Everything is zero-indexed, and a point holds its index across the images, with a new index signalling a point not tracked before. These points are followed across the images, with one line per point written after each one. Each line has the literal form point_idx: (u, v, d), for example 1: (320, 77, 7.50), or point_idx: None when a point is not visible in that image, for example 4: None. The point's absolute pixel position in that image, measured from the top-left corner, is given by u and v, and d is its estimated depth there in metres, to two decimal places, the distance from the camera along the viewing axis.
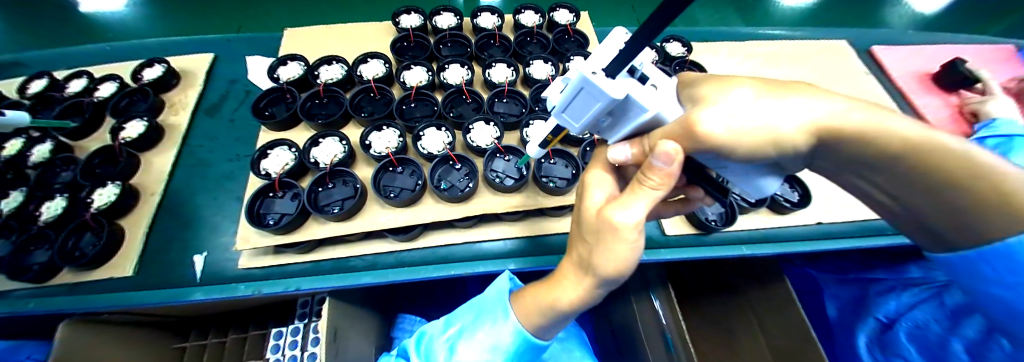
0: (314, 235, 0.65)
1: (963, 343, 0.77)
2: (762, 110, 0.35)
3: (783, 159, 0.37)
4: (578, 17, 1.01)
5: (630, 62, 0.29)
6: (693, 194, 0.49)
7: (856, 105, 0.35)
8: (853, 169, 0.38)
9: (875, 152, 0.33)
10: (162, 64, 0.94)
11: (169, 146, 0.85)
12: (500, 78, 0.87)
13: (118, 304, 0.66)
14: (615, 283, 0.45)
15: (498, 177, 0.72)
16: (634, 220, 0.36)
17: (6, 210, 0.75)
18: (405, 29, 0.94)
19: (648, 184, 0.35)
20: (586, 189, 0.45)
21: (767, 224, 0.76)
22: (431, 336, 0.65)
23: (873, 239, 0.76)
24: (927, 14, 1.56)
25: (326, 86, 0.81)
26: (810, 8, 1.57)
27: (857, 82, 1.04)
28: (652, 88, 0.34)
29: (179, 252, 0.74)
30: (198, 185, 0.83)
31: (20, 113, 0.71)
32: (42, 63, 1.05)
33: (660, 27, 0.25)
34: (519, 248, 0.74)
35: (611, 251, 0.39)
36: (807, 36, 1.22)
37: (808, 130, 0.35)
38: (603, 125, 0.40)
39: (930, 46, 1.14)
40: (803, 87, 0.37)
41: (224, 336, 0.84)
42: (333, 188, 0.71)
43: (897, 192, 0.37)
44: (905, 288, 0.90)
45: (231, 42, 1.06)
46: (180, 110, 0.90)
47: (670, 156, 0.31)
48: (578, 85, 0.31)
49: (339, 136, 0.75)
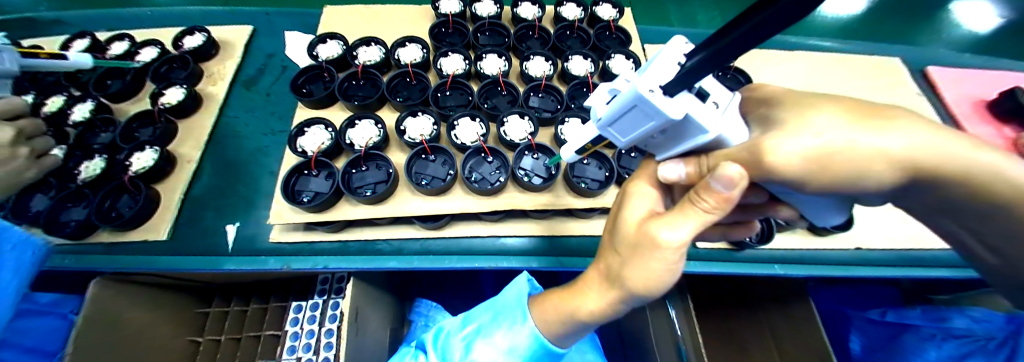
0: (344, 216, 0.66)
1: None
2: (849, 139, 0.31)
3: (858, 191, 0.34)
4: (622, 13, 0.98)
5: (692, 83, 0.27)
6: (765, 212, 0.47)
7: (950, 135, 0.31)
8: (934, 204, 0.36)
9: (969, 184, 0.31)
10: (202, 33, 0.95)
11: (206, 116, 0.86)
12: (537, 72, 0.85)
13: (156, 268, 0.69)
14: (644, 301, 0.43)
15: (527, 175, 0.71)
16: (678, 240, 0.33)
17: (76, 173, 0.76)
18: (445, 15, 0.92)
19: (700, 206, 0.32)
20: (626, 199, 0.43)
21: (803, 245, 0.74)
22: (448, 332, 0.65)
23: (910, 270, 0.74)
24: (983, 34, 1.47)
25: (364, 67, 0.81)
26: (857, 18, 1.50)
27: (911, 102, 0.97)
28: (714, 107, 0.31)
29: (214, 220, 0.76)
30: (234, 158, 0.84)
31: (82, 57, 0.77)
32: (86, 23, 1.07)
33: (736, 48, 0.23)
34: (539, 247, 0.73)
35: (644, 268, 0.37)
36: (859, 48, 1.15)
37: (890, 161, 0.31)
38: (653, 141, 0.37)
39: (991, 71, 1.07)
40: (890, 114, 0.32)
41: (246, 304, 0.86)
42: (366, 170, 0.71)
43: (974, 224, 0.36)
44: (946, 338, 0.84)
45: (270, 16, 1.06)
46: (217, 81, 0.91)
47: (732, 180, 0.28)
48: (631, 100, 0.30)
49: (375, 119, 0.76)
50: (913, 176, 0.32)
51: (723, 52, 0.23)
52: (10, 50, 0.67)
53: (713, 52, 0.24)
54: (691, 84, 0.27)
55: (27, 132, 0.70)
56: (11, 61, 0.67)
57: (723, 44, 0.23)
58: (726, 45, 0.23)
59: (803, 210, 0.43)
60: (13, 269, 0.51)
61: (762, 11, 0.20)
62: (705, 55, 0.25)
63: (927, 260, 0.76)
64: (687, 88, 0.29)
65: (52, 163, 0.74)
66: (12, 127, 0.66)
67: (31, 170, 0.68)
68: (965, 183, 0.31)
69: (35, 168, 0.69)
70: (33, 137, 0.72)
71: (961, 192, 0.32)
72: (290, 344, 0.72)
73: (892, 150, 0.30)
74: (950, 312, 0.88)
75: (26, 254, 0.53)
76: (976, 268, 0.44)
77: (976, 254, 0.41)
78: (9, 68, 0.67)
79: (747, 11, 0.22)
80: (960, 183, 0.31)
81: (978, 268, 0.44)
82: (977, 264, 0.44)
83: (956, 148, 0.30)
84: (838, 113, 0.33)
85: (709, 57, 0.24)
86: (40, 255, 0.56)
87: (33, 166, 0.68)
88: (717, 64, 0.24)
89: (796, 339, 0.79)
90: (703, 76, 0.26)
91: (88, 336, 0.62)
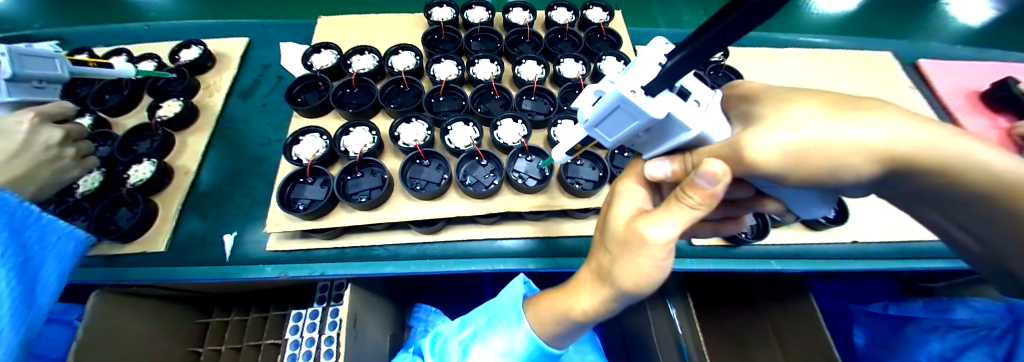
0: (340, 222, 0.66)
1: (987, 352, 0.77)
2: (828, 132, 0.31)
3: (840, 184, 0.34)
4: (612, 15, 1.00)
5: (673, 81, 0.28)
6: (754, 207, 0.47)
7: (926, 126, 0.31)
8: (916, 195, 0.37)
9: (948, 175, 0.31)
10: (199, 46, 0.97)
11: (203, 127, 0.87)
12: (530, 76, 0.86)
13: (156, 279, 0.70)
14: (635, 299, 0.43)
15: (520, 177, 0.71)
16: (665, 237, 0.34)
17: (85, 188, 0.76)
18: (437, 22, 0.94)
19: (686, 203, 0.32)
20: (615, 198, 0.43)
21: (798, 240, 0.74)
22: (446, 336, 0.65)
23: (907, 262, 0.74)
24: (974, 26, 1.47)
25: (358, 75, 0.82)
26: (847, 14, 1.51)
27: (902, 96, 0.98)
28: (695, 105, 0.32)
29: (212, 230, 0.77)
30: (231, 167, 0.85)
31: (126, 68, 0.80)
32: (85, 39, 1.08)
33: (715, 46, 0.24)
34: (535, 249, 0.73)
35: (633, 264, 0.37)
36: (849, 44, 1.16)
37: (869, 154, 0.31)
38: (639, 140, 0.38)
39: (980, 63, 1.08)
40: (868, 107, 0.33)
41: (245, 314, 0.86)
42: (361, 177, 0.72)
43: (957, 214, 0.37)
44: (949, 329, 0.82)
45: (265, 27, 1.08)
46: (215, 93, 0.92)
47: (715, 176, 0.29)
48: (614, 101, 0.30)
49: (369, 126, 0.76)
50: (892, 167, 0.32)
51: (703, 50, 0.24)
52: (63, 57, 0.67)
53: (693, 51, 0.25)
54: (673, 82, 0.28)
55: (74, 134, 0.68)
56: (64, 67, 0.67)
57: (702, 42, 0.24)
58: (706, 43, 0.24)
59: (788, 204, 0.43)
60: (59, 261, 0.52)
61: (740, 8, 0.20)
62: (686, 53, 0.25)
63: (923, 252, 0.76)
64: (669, 87, 0.29)
65: (94, 165, 0.73)
66: (60, 128, 0.64)
67: (74, 170, 0.66)
68: (943, 173, 0.31)
69: (77, 169, 0.67)
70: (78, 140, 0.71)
71: (940, 182, 0.32)
72: (290, 352, 0.72)
73: (870, 142, 0.31)
74: (952, 302, 0.85)
75: (71, 244, 0.53)
76: (965, 257, 0.44)
77: (963, 245, 0.42)
78: (61, 75, 0.67)
79: (724, 10, 0.23)
80: (939, 173, 0.31)
81: (966, 258, 0.44)
82: (965, 254, 0.44)
83: (932, 138, 0.31)
84: (817, 108, 0.34)
85: (690, 55, 0.25)
86: (83, 247, 0.56)
87: (76, 167, 0.67)
88: (697, 61, 0.25)
89: (796, 334, 0.79)
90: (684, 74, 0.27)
91: (88, 348, 0.62)
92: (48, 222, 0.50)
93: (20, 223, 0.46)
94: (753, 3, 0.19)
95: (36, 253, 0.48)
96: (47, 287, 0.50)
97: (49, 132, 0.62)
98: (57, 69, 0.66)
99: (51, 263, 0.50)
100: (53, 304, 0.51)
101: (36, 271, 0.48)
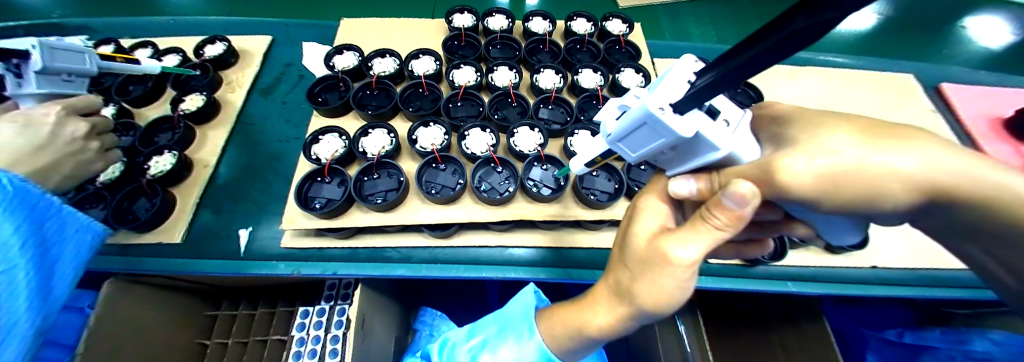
0: (355, 223, 0.66)
1: None
2: (863, 159, 0.31)
3: (872, 211, 0.34)
4: (631, 28, 1.00)
5: (703, 100, 0.27)
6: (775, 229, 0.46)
7: (965, 157, 0.31)
8: (950, 225, 0.36)
9: (985, 206, 0.31)
10: (224, 42, 0.99)
11: (225, 122, 0.88)
12: (547, 84, 0.87)
13: (173, 269, 0.71)
14: (653, 318, 0.43)
15: (535, 185, 0.71)
16: (688, 257, 0.33)
17: (104, 179, 0.77)
18: (457, 29, 0.95)
19: (711, 223, 0.32)
20: (636, 214, 0.43)
21: (816, 262, 0.73)
22: (454, 343, 0.65)
23: (928, 290, 0.73)
24: (998, 50, 1.45)
25: (378, 78, 0.83)
26: (866, 34, 1.50)
27: (924, 119, 0.96)
28: (725, 125, 0.31)
29: (228, 224, 0.78)
30: (249, 162, 0.86)
31: (152, 64, 0.81)
32: (113, 31, 1.11)
33: (747, 71, 0.24)
34: (547, 259, 0.73)
35: (654, 284, 0.37)
36: (871, 64, 1.15)
37: (903, 182, 0.31)
38: (663, 157, 0.38)
39: (1005, 89, 1.06)
40: (903, 134, 0.33)
41: (253, 308, 0.86)
42: (378, 179, 0.72)
43: (991, 245, 0.36)
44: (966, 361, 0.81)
45: (288, 26, 1.09)
46: (237, 88, 0.94)
47: (744, 198, 0.28)
48: (640, 118, 0.30)
49: (388, 128, 0.77)
50: (927, 197, 0.32)
51: (732, 74, 0.24)
52: (93, 52, 0.68)
53: (723, 74, 0.25)
54: (702, 102, 0.28)
55: (98, 127, 0.70)
56: (93, 62, 0.68)
57: (733, 67, 0.24)
58: (736, 67, 0.24)
59: (818, 228, 0.42)
60: (76, 253, 0.52)
61: (776, 32, 0.20)
62: (714, 76, 0.25)
63: (945, 280, 0.74)
64: (697, 106, 0.29)
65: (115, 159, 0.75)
66: (85, 121, 0.66)
67: (96, 163, 0.68)
68: (980, 204, 0.31)
69: (100, 162, 0.69)
70: (102, 133, 0.72)
71: (976, 213, 0.32)
72: (296, 349, 0.72)
73: (905, 171, 0.30)
74: (971, 332, 0.84)
75: (89, 236, 0.54)
76: (996, 290, 0.43)
77: (995, 277, 0.41)
78: (91, 70, 0.68)
79: (753, 37, 0.23)
80: (976, 204, 0.31)
81: (996, 291, 0.43)
82: (997, 287, 0.42)
83: (970, 169, 0.30)
84: (852, 132, 0.33)
85: (721, 78, 0.25)
86: (100, 238, 0.57)
87: (100, 159, 0.69)
88: (726, 86, 0.25)
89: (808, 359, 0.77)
90: (712, 96, 0.27)
91: (100, 336, 0.63)
92: (68, 213, 0.50)
93: (42, 214, 0.46)
94: (792, 28, 0.19)
95: (55, 244, 0.49)
96: (64, 276, 0.51)
97: (76, 125, 0.63)
98: (86, 63, 0.67)
99: (69, 253, 0.51)
100: (69, 293, 0.52)
101: (54, 262, 0.49)
